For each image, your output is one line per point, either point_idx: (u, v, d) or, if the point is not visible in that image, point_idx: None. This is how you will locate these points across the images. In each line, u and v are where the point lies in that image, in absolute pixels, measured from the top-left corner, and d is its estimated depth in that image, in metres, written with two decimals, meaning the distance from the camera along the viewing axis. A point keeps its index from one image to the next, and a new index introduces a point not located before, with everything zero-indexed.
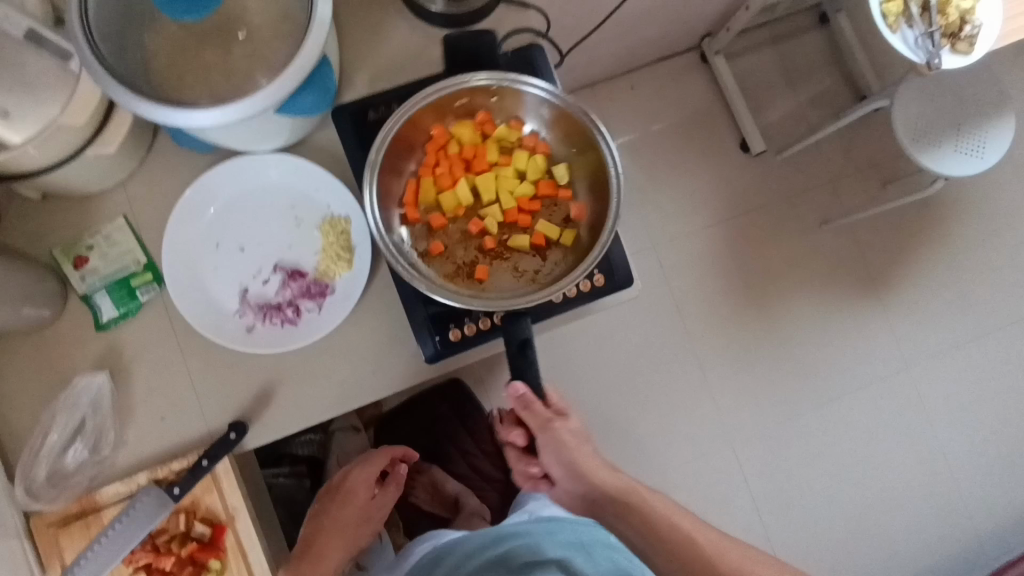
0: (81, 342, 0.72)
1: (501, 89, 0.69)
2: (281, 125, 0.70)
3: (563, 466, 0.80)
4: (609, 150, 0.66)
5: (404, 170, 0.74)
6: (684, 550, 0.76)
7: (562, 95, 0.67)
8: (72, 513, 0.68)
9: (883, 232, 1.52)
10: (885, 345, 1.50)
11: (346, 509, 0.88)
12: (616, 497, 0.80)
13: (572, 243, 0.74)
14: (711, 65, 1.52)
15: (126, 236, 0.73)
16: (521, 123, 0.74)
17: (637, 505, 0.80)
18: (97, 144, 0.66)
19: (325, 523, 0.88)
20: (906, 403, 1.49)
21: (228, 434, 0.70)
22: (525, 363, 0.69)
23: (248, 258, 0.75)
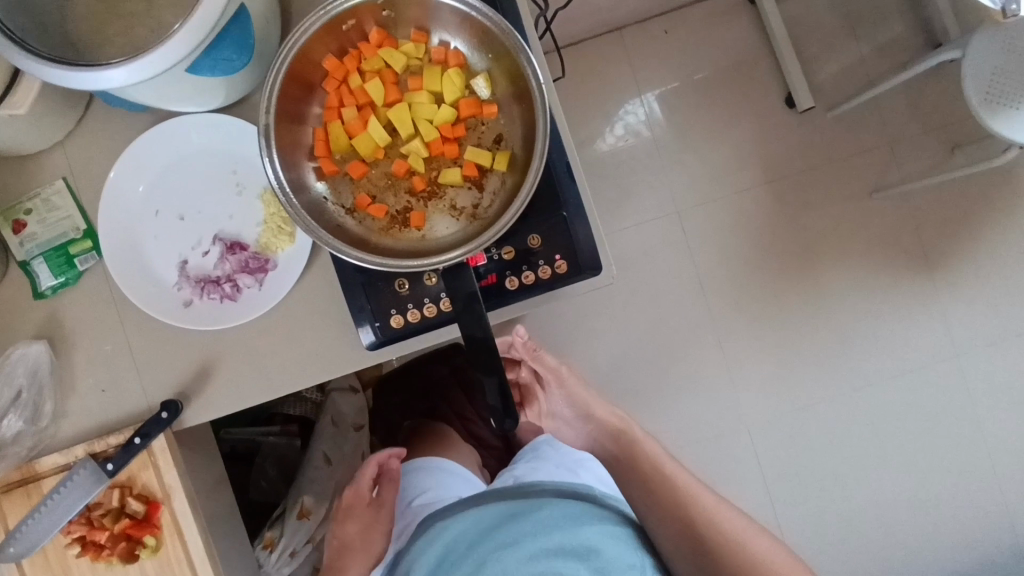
0: (23, 308, 0.70)
1: None
2: (207, 84, 0.62)
3: (568, 403, 0.92)
4: (528, 57, 0.57)
5: (309, 117, 0.64)
6: (665, 491, 0.86)
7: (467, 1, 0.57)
8: (14, 480, 0.68)
9: (943, 202, 1.34)
10: (932, 330, 1.35)
11: (365, 513, 0.89)
12: (612, 434, 0.92)
13: (508, 166, 0.63)
14: (758, 7, 1.34)
15: (65, 201, 0.70)
16: (426, 35, 0.63)
17: (629, 444, 0.91)
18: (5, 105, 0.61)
19: (353, 531, 0.88)
20: (948, 395, 1.35)
21: (160, 412, 0.67)
22: (475, 318, 0.58)
23: (189, 228, 0.71)
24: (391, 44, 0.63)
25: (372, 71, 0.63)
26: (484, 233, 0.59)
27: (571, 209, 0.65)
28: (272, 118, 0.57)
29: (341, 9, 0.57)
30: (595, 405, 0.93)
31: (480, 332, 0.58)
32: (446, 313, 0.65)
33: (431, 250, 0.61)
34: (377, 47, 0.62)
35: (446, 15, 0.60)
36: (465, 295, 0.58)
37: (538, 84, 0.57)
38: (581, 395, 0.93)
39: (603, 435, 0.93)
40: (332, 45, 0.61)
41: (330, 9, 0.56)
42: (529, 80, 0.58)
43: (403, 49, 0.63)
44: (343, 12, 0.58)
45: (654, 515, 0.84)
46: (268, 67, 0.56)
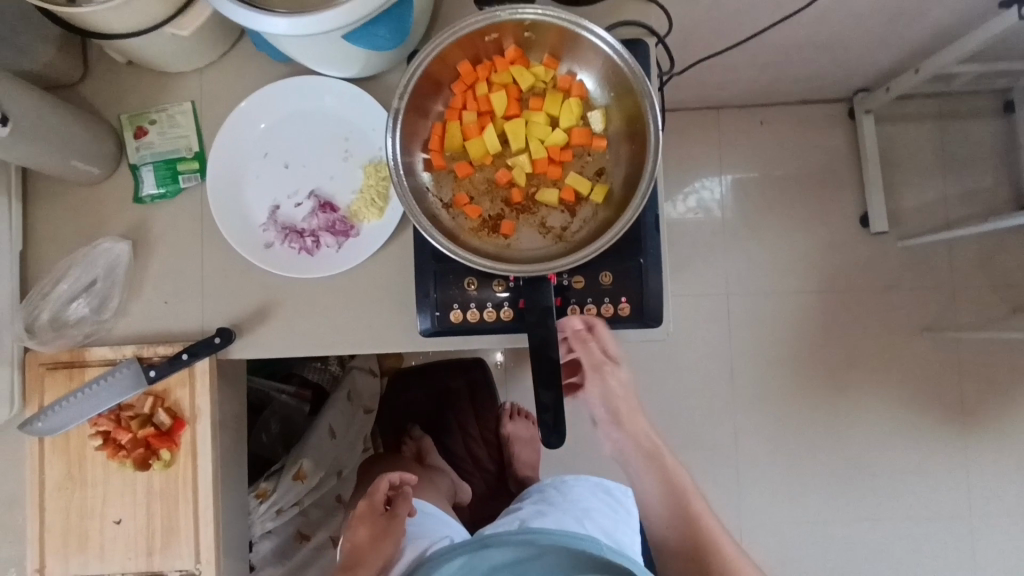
0: (119, 206, 0.74)
1: (535, 24, 0.62)
2: (351, 53, 0.67)
3: (598, 392, 0.74)
4: (653, 105, 0.60)
5: (432, 111, 0.68)
6: (689, 530, 0.82)
7: (610, 44, 0.60)
8: (61, 360, 0.71)
9: (993, 359, 1.32)
10: (950, 482, 1.32)
11: (380, 521, 0.88)
12: (645, 456, 0.81)
13: (604, 200, 0.66)
14: (856, 123, 1.36)
15: (188, 121, 0.75)
16: (557, 61, 0.67)
17: (660, 468, 0.82)
18: (172, 27, 0.66)
19: (365, 534, 0.87)
20: (952, 551, 1.31)
21: (213, 336, 0.70)
22: (546, 334, 0.61)
23: (289, 177, 0.75)
24: (524, 62, 0.66)
25: (500, 83, 0.66)
26: (569, 257, 0.62)
27: (648, 259, 0.67)
28: (403, 106, 0.62)
29: (490, 22, 0.61)
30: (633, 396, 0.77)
31: (551, 348, 0.60)
32: (505, 323, 0.67)
33: (514, 260, 0.64)
34: (510, 62, 0.66)
35: (584, 48, 0.64)
36: (540, 308, 0.62)
37: (657, 132, 0.60)
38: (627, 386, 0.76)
39: (637, 457, 0.81)
40: (470, 51, 0.65)
41: (481, 20, 0.60)
42: (647, 127, 0.61)
43: (533, 69, 0.66)
44: (491, 24, 0.61)
45: (670, 555, 0.85)
46: (416, 57, 0.60)
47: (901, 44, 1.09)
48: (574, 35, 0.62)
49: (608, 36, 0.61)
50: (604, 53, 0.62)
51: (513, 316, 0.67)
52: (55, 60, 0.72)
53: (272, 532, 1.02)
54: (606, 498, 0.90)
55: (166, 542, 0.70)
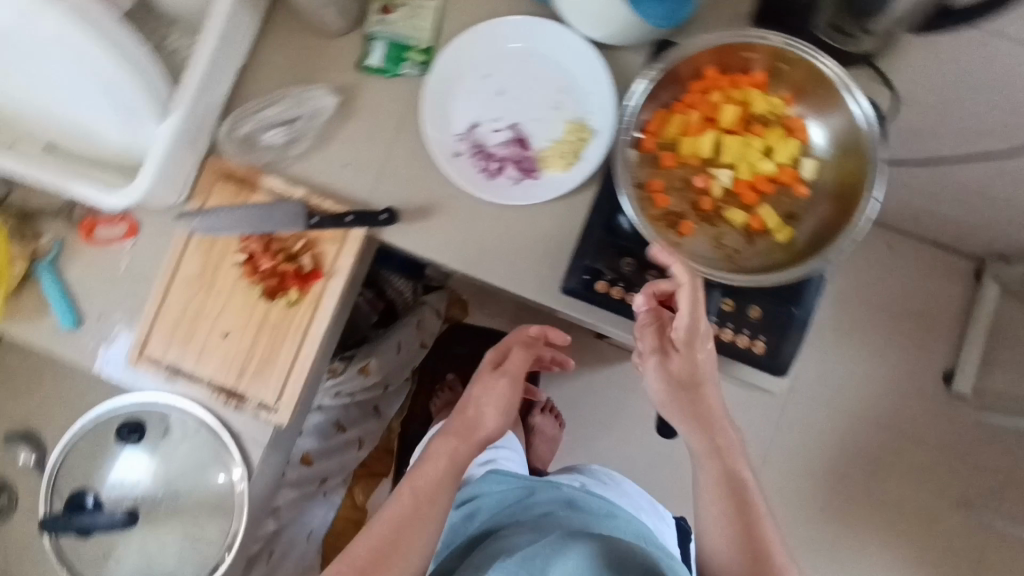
0: (338, 64, 0.78)
1: (798, 60, 0.64)
2: (615, 17, 0.69)
3: (667, 385, 0.69)
4: (879, 175, 0.61)
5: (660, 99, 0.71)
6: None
7: (863, 106, 0.62)
8: (237, 174, 0.75)
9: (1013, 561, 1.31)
10: None
11: (489, 380, 0.79)
12: (723, 464, 0.67)
13: (784, 242, 0.68)
14: (978, 287, 1.33)
15: (430, 17, 0.78)
16: (794, 101, 0.69)
17: (741, 505, 0.66)
18: None
19: (475, 392, 0.78)
20: None
21: (381, 213, 0.74)
22: None
23: (499, 103, 0.78)
24: (765, 90, 0.69)
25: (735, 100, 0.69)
26: (739, 278, 0.64)
27: (800, 313, 0.69)
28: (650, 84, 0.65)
29: (760, 42, 0.63)
30: (710, 384, 0.68)
31: None
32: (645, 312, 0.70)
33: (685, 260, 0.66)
34: (753, 85, 0.68)
35: (830, 100, 0.66)
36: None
37: (873, 201, 0.61)
38: (711, 369, 0.69)
39: (710, 483, 0.67)
40: (723, 60, 0.68)
41: (753, 37, 0.63)
42: (862, 193, 0.63)
43: (771, 99, 0.68)
44: (758, 45, 0.64)
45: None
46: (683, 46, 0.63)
47: None
48: (829, 83, 0.64)
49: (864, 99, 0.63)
50: (850, 112, 0.64)
51: (655, 309, 0.69)
52: None
53: (323, 410, 1.02)
54: (653, 505, 0.98)
55: (258, 371, 0.74)
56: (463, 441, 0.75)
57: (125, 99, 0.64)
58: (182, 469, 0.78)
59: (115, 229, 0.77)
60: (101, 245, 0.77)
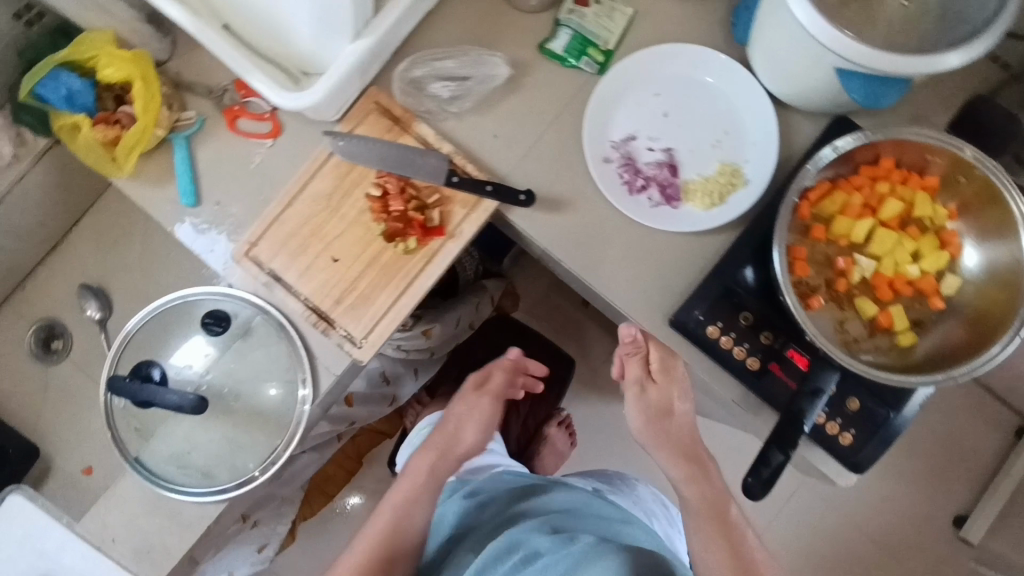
0: (518, 37, 0.78)
1: (980, 179, 0.64)
2: (809, 79, 0.69)
3: (645, 419, 0.75)
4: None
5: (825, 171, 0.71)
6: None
7: None
8: (392, 113, 0.75)
9: None
10: None
11: (471, 399, 0.91)
12: (695, 467, 0.73)
13: (903, 346, 0.68)
14: None
15: (621, 22, 0.78)
16: (958, 215, 0.68)
17: (732, 538, 0.68)
18: None
19: (456, 411, 0.91)
20: None
21: (521, 193, 0.74)
22: (801, 408, 0.61)
23: (661, 124, 0.78)
24: (932, 196, 0.68)
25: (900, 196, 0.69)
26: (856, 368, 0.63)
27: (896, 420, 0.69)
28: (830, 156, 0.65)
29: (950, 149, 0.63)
30: (678, 407, 0.75)
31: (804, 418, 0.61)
32: (747, 369, 0.70)
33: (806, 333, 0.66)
34: (923, 187, 0.68)
35: (998, 226, 0.65)
36: (813, 385, 0.63)
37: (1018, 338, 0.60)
38: (679, 397, 0.76)
39: (702, 518, 0.70)
40: (902, 155, 0.67)
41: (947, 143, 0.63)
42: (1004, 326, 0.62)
43: (936, 206, 0.68)
44: (947, 152, 0.64)
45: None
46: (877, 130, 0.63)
47: None
48: (1003, 211, 0.63)
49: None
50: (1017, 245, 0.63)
51: (757, 369, 0.70)
52: None
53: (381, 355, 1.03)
54: (664, 507, 0.96)
55: (354, 304, 0.74)
56: (441, 458, 0.87)
57: (331, 12, 0.62)
58: (250, 374, 0.76)
59: (261, 125, 0.77)
60: (241, 135, 0.77)
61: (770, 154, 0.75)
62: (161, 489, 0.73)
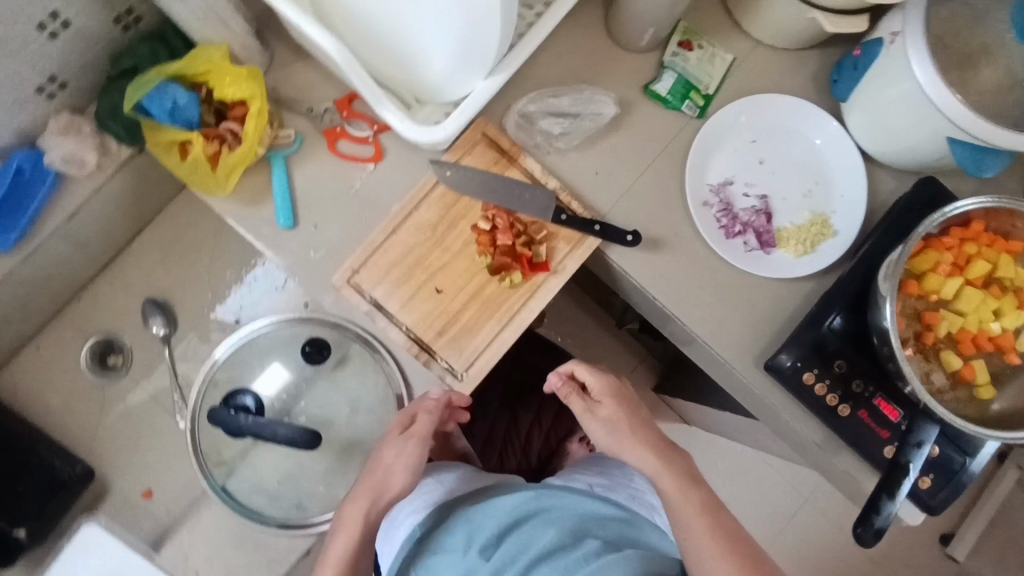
0: (623, 78, 0.79)
1: None
2: (909, 144, 0.73)
3: (609, 434, 0.71)
4: None
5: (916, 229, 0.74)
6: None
7: None
8: (499, 146, 0.75)
9: None
10: None
11: (400, 444, 0.67)
12: (676, 474, 0.67)
13: (982, 398, 0.72)
14: None
15: (721, 68, 0.80)
16: None
17: (722, 526, 0.63)
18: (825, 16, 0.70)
19: (384, 458, 0.67)
20: None
21: (627, 233, 0.75)
22: (907, 459, 0.65)
23: (756, 171, 0.80)
24: (1014, 258, 0.73)
25: (986, 256, 0.73)
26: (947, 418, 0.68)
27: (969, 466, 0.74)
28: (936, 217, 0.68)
29: None
30: (637, 406, 0.73)
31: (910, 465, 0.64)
32: (837, 414, 0.73)
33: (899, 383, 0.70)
34: (1008, 249, 0.72)
35: None
36: (914, 437, 0.66)
37: None
38: (631, 405, 0.73)
39: (690, 513, 0.64)
40: (992, 219, 0.72)
41: None
42: None
43: (1018, 269, 0.73)
44: None
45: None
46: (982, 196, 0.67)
47: None
48: None
49: None
50: None
51: (848, 415, 0.73)
52: None
53: None
54: None
55: (456, 336, 0.73)
56: (380, 505, 0.64)
57: (472, 49, 0.62)
58: (325, 405, 0.78)
59: (362, 149, 0.75)
60: (342, 157, 0.74)
61: (861, 207, 0.78)
62: (247, 517, 0.76)
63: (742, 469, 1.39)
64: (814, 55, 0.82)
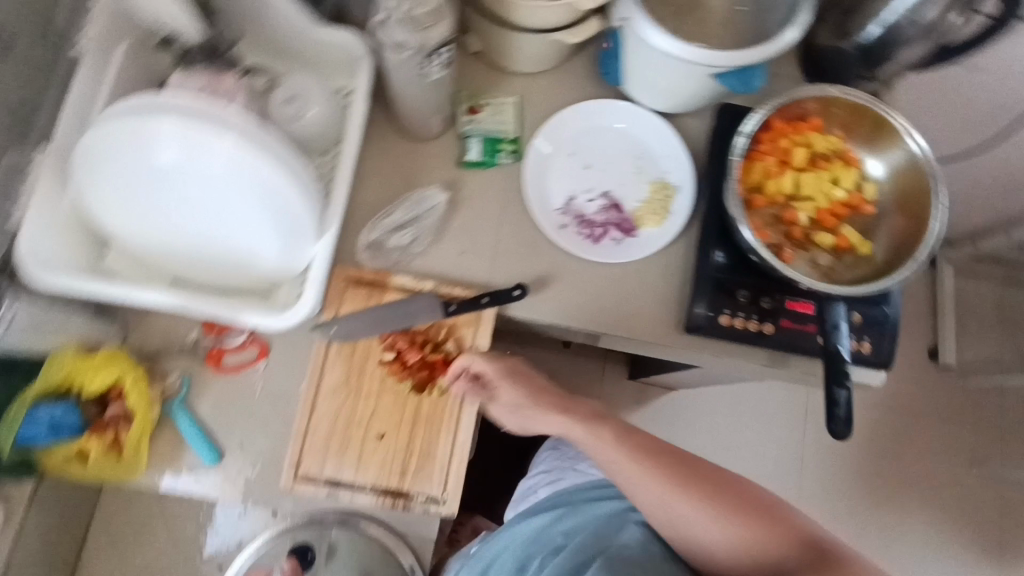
0: (439, 164, 0.84)
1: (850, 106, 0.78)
2: (688, 92, 0.80)
3: (516, 412, 0.78)
4: (941, 193, 0.74)
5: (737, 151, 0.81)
6: (691, 480, 0.71)
7: (928, 156, 0.76)
8: (364, 279, 0.77)
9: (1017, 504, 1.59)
10: None
11: None
12: (588, 420, 0.76)
13: (867, 255, 0.79)
14: (937, 270, 1.67)
15: (512, 112, 0.87)
16: (846, 137, 0.81)
17: (640, 447, 0.73)
18: (565, 35, 0.78)
19: None
20: None
21: (514, 289, 0.78)
22: (835, 340, 0.70)
23: (587, 177, 0.86)
24: (820, 132, 0.81)
25: (800, 143, 0.80)
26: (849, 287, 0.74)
27: (893, 312, 0.80)
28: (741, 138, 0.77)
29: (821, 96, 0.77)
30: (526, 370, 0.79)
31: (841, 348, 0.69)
32: (764, 334, 0.79)
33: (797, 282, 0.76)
34: (812, 129, 0.81)
35: (880, 135, 0.79)
36: (831, 321, 0.72)
37: (943, 208, 0.74)
38: (523, 374, 0.78)
39: (608, 450, 0.73)
40: (785, 113, 0.80)
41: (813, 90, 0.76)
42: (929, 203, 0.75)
43: (828, 139, 0.81)
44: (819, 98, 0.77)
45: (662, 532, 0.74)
46: (760, 110, 0.77)
47: (1005, 210, 1.44)
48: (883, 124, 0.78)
49: (925, 148, 0.77)
50: (912, 156, 0.77)
51: (774, 330, 0.79)
52: None
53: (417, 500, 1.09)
54: None
55: (419, 466, 0.74)
56: None
57: (287, 223, 0.65)
58: None
59: (245, 354, 0.75)
60: (230, 372, 0.75)
61: (686, 162, 0.86)
62: None
63: (744, 397, 1.56)
64: (580, 57, 0.89)
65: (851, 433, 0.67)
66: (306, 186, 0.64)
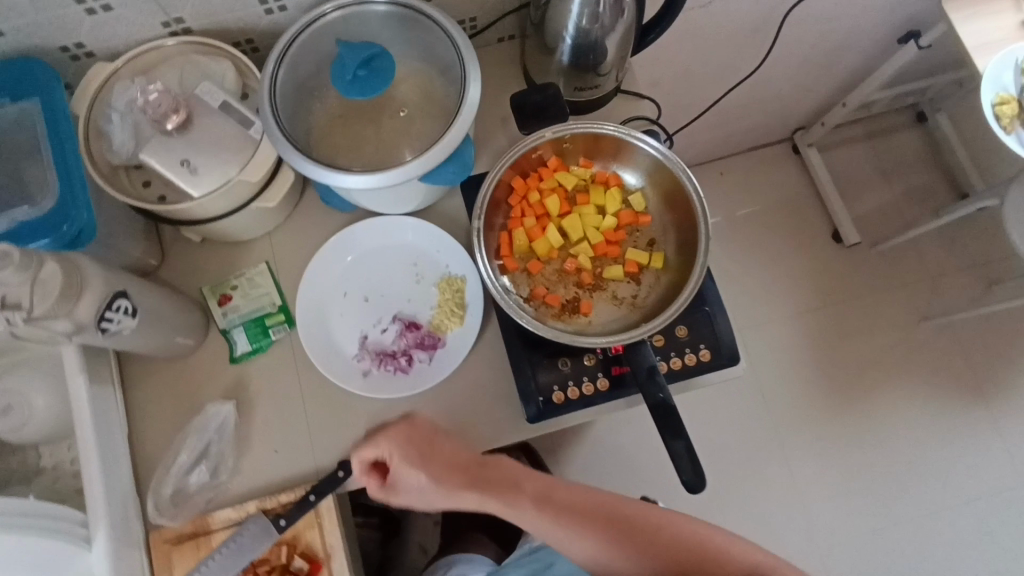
0: (216, 371, 0.78)
1: (573, 136, 0.72)
2: (415, 192, 0.75)
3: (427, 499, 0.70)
4: (694, 186, 0.69)
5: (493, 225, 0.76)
6: (615, 523, 0.67)
7: (667, 152, 0.70)
8: (185, 533, 0.72)
9: (979, 335, 1.55)
10: (977, 445, 1.50)
11: None
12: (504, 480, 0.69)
13: (663, 266, 0.75)
14: (803, 156, 1.65)
15: (267, 279, 0.80)
16: (591, 160, 0.77)
17: (558, 503, 0.68)
18: (261, 201, 0.74)
19: None
20: (997, 509, 1.47)
21: (336, 471, 0.73)
22: (657, 389, 0.65)
23: (371, 308, 0.81)
24: (564, 168, 0.76)
25: (549, 189, 0.76)
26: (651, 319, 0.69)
27: (714, 306, 0.76)
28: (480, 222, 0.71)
29: (538, 142, 0.71)
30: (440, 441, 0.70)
31: (664, 395, 0.64)
32: (603, 391, 0.74)
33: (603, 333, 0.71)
34: (553, 170, 0.76)
35: (618, 147, 0.74)
36: (645, 369, 0.66)
37: (702, 202, 0.69)
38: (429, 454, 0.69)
39: (529, 510, 0.68)
40: (518, 170, 0.74)
41: (526, 142, 0.71)
42: (690, 199, 0.71)
43: (575, 171, 0.76)
44: (538, 144, 0.72)
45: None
46: (487, 179, 0.69)
47: (829, 81, 1.40)
48: (613, 138, 0.72)
49: (663, 143, 0.72)
50: (655, 157, 0.72)
51: (610, 383, 0.75)
52: (142, 251, 0.76)
53: None
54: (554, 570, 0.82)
55: None
56: None
57: (30, 559, 0.59)
58: None
59: None
60: None
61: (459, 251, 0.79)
62: None
63: None
64: (311, 190, 0.83)
65: (704, 480, 0.63)
66: (16, 526, 0.56)
